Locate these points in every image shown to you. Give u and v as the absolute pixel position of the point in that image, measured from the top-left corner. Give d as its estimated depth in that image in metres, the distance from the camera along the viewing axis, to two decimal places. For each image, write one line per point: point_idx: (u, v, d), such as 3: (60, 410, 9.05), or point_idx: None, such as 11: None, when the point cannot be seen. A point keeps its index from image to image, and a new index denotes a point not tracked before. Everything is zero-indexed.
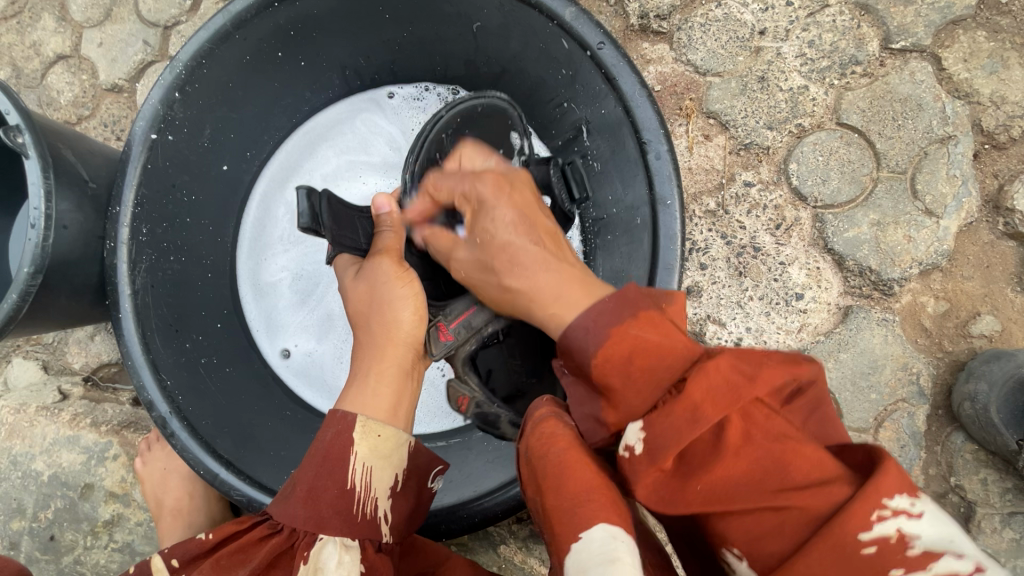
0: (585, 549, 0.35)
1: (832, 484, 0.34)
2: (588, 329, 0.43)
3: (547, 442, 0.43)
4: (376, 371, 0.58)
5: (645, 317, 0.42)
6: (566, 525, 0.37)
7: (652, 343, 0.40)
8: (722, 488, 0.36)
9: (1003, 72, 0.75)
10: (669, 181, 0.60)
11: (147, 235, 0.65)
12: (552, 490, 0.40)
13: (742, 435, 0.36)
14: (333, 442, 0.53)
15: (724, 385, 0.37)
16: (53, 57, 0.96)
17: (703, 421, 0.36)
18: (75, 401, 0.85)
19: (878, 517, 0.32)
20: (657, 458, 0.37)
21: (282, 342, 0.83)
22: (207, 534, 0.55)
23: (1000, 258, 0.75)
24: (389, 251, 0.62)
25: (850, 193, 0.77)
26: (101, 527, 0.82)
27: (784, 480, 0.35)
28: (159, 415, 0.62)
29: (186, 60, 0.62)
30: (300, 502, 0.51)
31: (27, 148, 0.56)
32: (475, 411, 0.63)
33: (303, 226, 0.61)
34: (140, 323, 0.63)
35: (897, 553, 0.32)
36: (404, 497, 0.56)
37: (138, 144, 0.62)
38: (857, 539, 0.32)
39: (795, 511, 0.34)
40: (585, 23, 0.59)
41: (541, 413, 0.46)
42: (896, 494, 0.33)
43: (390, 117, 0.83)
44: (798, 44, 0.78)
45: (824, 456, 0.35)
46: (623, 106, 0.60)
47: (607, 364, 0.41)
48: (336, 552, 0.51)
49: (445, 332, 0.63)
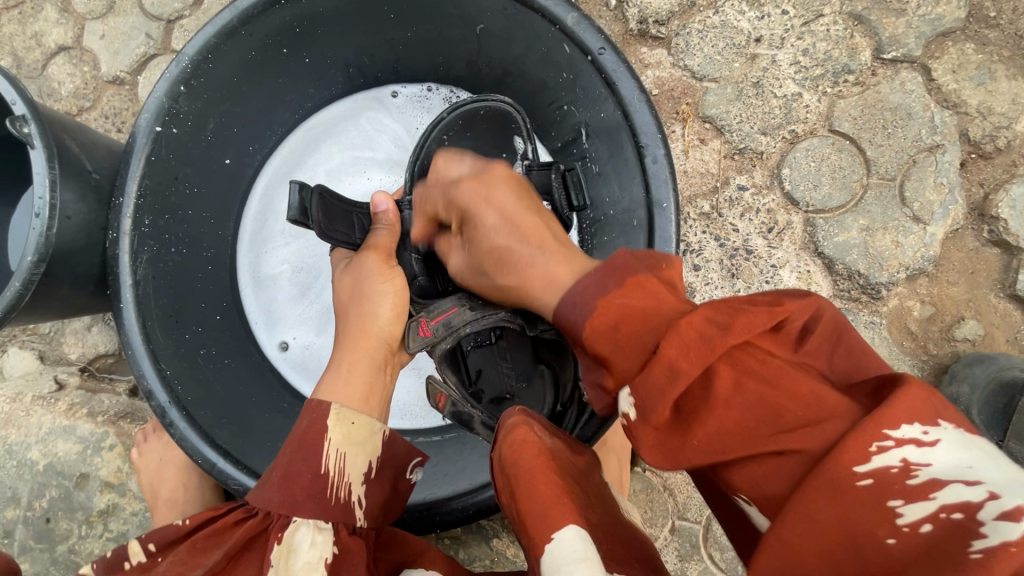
0: (557, 548, 0.36)
1: (828, 421, 0.33)
2: (577, 302, 0.45)
3: (518, 450, 0.43)
4: (348, 362, 0.60)
5: (632, 283, 0.43)
6: (537, 529, 0.38)
7: (637, 309, 0.41)
8: (719, 440, 0.36)
9: (990, 83, 0.77)
10: (666, 185, 0.61)
11: (149, 226, 0.66)
12: (523, 494, 0.41)
13: (732, 385, 0.36)
14: (308, 428, 0.54)
15: (700, 341, 0.36)
16: (55, 48, 0.96)
17: (684, 377, 0.36)
18: (71, 391, 0.85)
19: (877, 449, 0.31)
20: (649, 416, 0.38)
21: (280, 335, 0.84)
22: (184, 519, 0.53)
23: (985, 265, 0.77)
24: (379, 247, 0.65)
25: (840, 199, 0.79)
26: (95, 517, 0.82)
27: (775, 424, 0.34)
28: (158, 405, 0.63)
29: (193, 54, 0.62)
30: (275, 487, 0.52)
31: (32, 138, 0.57)
32: (451, 410, 0.63)
33: (293, 218, 0.60)
34: (141, 313, 0.64)
35: (897, 482, 0.31)
36: (378, 485, 0.57)
37: (142, 136, 0.63)
38: (852, 471, 0.31)
39: (792, 453, 0.33)
40: (587, 28, 0.60)
41: (511, 421, 0.47)
42: (904, 423, 0.31)
43: (394, 115, 0.85)
44: (792, 52, 0.80)
45: (823, 390, 0.34)
46: (622, 110, 0.61)
47: (594, 331, 0.43)
48: (309, 533, 0.50)
49: (426, 327, 0.64)
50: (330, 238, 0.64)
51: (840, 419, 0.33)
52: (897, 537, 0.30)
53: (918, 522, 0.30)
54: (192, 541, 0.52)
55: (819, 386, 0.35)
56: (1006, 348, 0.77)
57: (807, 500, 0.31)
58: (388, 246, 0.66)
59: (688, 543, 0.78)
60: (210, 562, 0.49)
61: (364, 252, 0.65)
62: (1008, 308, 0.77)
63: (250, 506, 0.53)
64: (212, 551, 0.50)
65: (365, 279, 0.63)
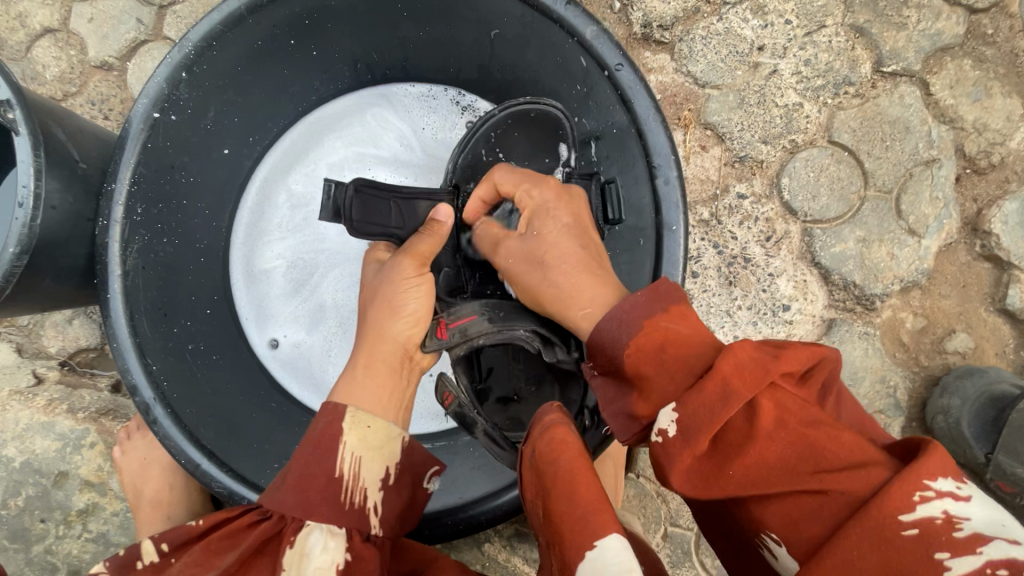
0: (598, 558, 0.35)
1: (871, 466, 0.36)
2: (621, 322, 0.46)
3: (557, 450, 0.42)
4: (364, 364, 0.58)
5: (677, 311, 0.46)
6: (579, 533, 0.36)
7: (683, 335, 0.43)
8: (760, 473, 0.37)
9: (986, 100, 0.78)
10: (676, 208, 0.61)
11: (142, 215, 0.64)
12: (560, 498, 0.39)
13: (774, 422, 0.38)
14: (325, 431, 0.52)
15: (753, 365, 0.39)
16: (40, 30, 0.93)
17: (734, 401, 0.38)
18: (50, 386, 0.82)
19: (921, 498, 0.34)
20: (691, 440, 0.38)
21: (271, 332, 0.82)
22: (198, 519, 0.51)
23: (976, 278, 0.78)
24: (415, 253, 0.62)
25: (838, 209, 0.79)
26: (74, 516, 0.79)
27: (817, 464, 0.37)
28: (143, 401, 0.61)
29: (197, 41, 0.61)
30: (289, 489, 0.50)
31: (17, 124, 0.54)
32: (456, 410, 0.60)
33: (327, 218, 0.64)
34: (129, 304, 0.62)
35: (941, 533, 0.33)
36: (396, 493, 0.54)
37: (138, 122, 0.61)
38: (899, 519, 0.33)
39: (833, 495, 0.36)
40: (605, 42, 0.60)
41: (549, 420, 0.46)
42: (940, 476, 0.34)
43: (399, 114, 0.83)
44: (794, 62, 0.80)
45: (862, 440, 0.37)
46: (636, 128, 0.61)
47: (639, 353, 0.44)
48: (321, 538, 0.49)
49: (443, 330, 0.60)
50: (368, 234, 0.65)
51: (881, 466, 0.36)
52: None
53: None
54: (206, 542, 0.49)
55: (854, 434, 0.38)
56: (994, 361, 0.78)
57: (854, 548, 0.33)
58: (425, 255, 0.62)
59: (679, 551, 0.78)
60: (224, 564, 0.47)
61: (401, 254, 0.62)
62: (997, 322, 0.78)
63: (264, 507, 0.51)
64: (226, 553, 0.48)
65: (388, 282, 0.60)
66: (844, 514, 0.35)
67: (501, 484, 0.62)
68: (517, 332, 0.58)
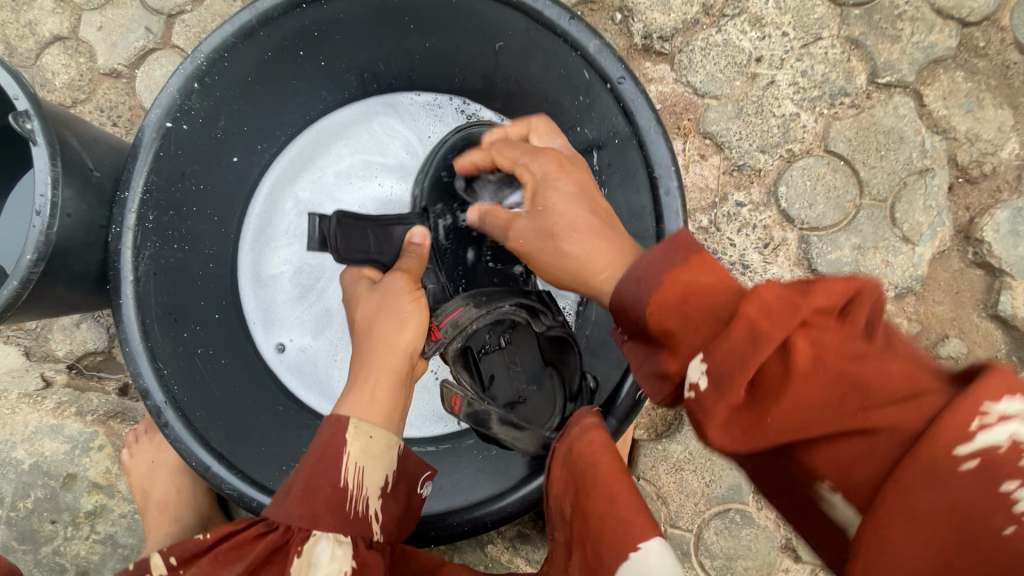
0: (642, 558, 0.40)
1: (923, 398, 0.35)
2: (640, 279, 0.44)
3: (595, 453, 0.48)
4: (371, 378, 0.57)
5: (697, 261, 0.44)
6: (621, 536, 0.42)
7: (705, 284, 0.42)
8: (805, 420, 0.37)
9: (978, 111, 0.80)
10: (677, 216, 0.62)
11: (153, 222, 0.65)
12: (601, 499, 0.45)
13: (814, 361, 0.36)
14: (327, 443, 0.53)
15: (781, 304, 0.36)
16: (50, 37, 0.94)
17: (766, 344, 0.36)
18: (58, 390, 0.83)
19: (981, 427, 0.32)
20: (726, 390, 0.37)
21: (278, 336, 0.83)
22: (205, 533, 0.52)
23: (969, 285, 0.80)
24: (410, 271, 0.66)
25: (834, 217, 0.81)
26: (82, 518, 0.80)
27: (864, 402, 0.36)
28: (154, 404, 0.62)
29: (209, 52, 0.62)
30: (294, 500, 0.51)
31: (35, 135, 0.55)
32: (467, 411, 0.61)
33: (314, 248, 0.69)
34: (140, 309, 0.63)
35: (1001, 459, 0.32)
36: (394, 500, 0.56)
37: (150, 131, 0.62)
38: (955, 452, 0.33)
39: (884, 434, 0.35)
40: (608, 56, 0.61)
41: (585, 422, 0.52)
42: (1004, 398, 0.32)
43: (405, 122, 0.85)
44: (791, 73, 0.82)
45: (910, 368, 0.36)
46: (638, 139, 0.63)
47: (661, 307, 0.42)
48: (328, 546, 0.49)
49: (436, 331, 0.63)
50: (352, 260, 0.69)
51: (933, 394, 0.35)
52: (1011, 524, 0.32)
53: None
54: (213, 555, 0.51)
55: (905, 364, 0.36)
56: None
57: (916, 490, 0.33)
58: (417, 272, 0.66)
59: (679, 552, 0.80)
60: None
61: (397, 273, 0.65)
62: (990, 328, 0.80)
63: (269, 519, 0.52)
64: (234, 565, 0.50)
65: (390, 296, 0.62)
66: (899, 452, 0.34)
67: (504, 486, 0.64)
68: (504, 308, 0.62)
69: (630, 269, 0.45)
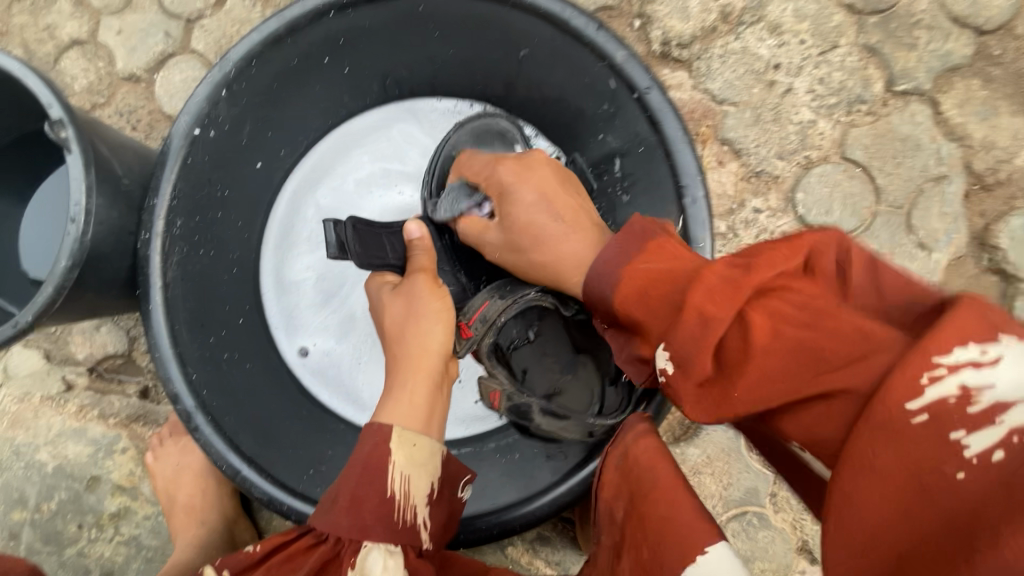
0: (710, 561, 0.40)
1: (873, 358, 0.36)
2: (604, 275, 0.50)
3: (653, 460, 0.48)
4: (409, 382, 0.58)
5: (653, 249, 0.49)
6: (684, 539, 0.42)
7: (661, 267, 0.47)
8: (764, 389, 0.39)
9: (993, 119, 0.81)
10: (704, 226, 0.63)
11: (180, 228, 0.66)
12: (663, 505, 0.44)
13: (769, 333, 0.39)
14: (372, 453, 0.53)
15: (722, 285, 0.41)
16: (69, 41, 0.95)
17: (713, 323, 0.39)
18: (80, 392, 0.84)
19: (931, 381, 0.33)
20: (689, 368, 0.41)
21: (301, 341, 0.83)
22: (255, 545, 0.53)
23: (983, 291, 0.81)
24: (426, 270, 0.67)
25: (851, 224, 0.82)
26: (106, 520, 0.81)
27: (819, 367, 0.37)
28: (184, 410, 0.63)
29: (237, 60, 0.63)
30: (343, 511, 0.52)
31: (69, 143, 0.56)
32: (508, 402, 0.65)
33: (334, 255, 0.66)
34: (170, 315, 0.64)
35: (955, 412, 0.32)
36: (440, 506, 0.57)
37: (179, 139, 0.63)
38: (905, 410, 0.33)
39: (839, 394, 0.37)
40: (635, 66, 0.63)
41: (638, 428, 0.51)
42: (954, 349, 0.33)
43: (425, 128, 0.85)
44: (809, 80, 0.83)
45: (866, 328, 0.37)
46: (665, 148, 0.64)
47: (627, 299, 0.48)
48: (380, 557, 0.51)
49: (467, 329, 0.66)
50: (370, 265, 0.69)
51: (884, 353, 0.36)
52: (965, 472, 0.32)
53: (986, 449, 0.32)
54: (267, 566, 0.51)
55: (861, 324, 0.37)
56: None
57: (865, 448, 0.34)
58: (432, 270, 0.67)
59: None
60: None
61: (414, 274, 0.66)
62: None
63: (319, 530, 0.53)
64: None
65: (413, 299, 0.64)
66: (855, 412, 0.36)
67: (532, 490, 0.65)
68: (529, 296, 0.64)
69: (588, 272, 0.52)
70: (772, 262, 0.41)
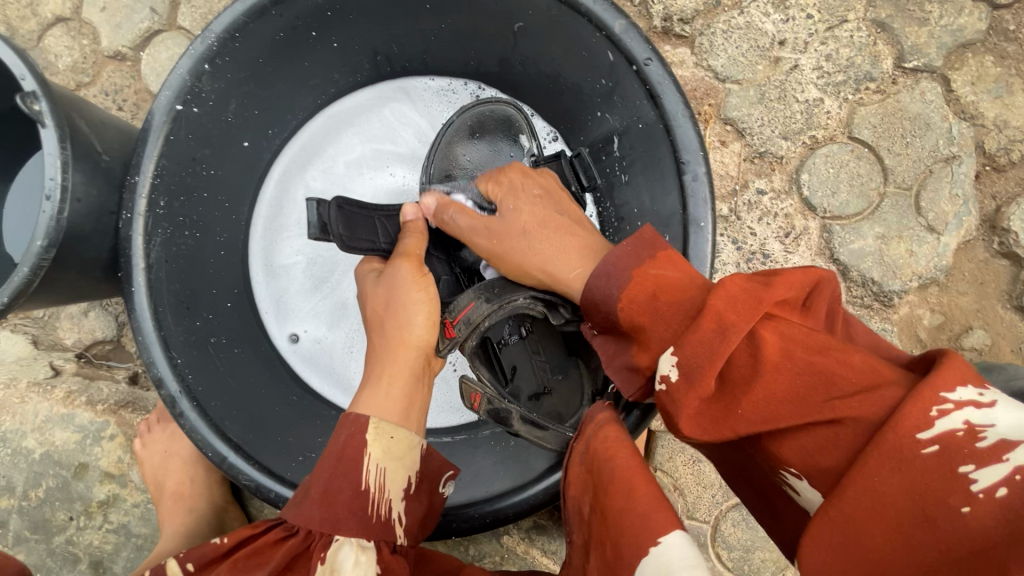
0: (665, 553, 0.35)
1: (883, 388, 0.35)
2: (610, 275, 0.48)
3: (611, 450, 0.44)
4: (388, 375, 0.57)
5: (665, 256, 0.48)
6: (637, 531, 0.37)
7: (670, 278, 0.45)
8: (770, 409, 0.36)
9: (1007, 97, 0.78)
10: (705, 204, 0.60)
11: (164, 208, 0.64)
12: (618, 496, 0.40)
13: (781, 353, 0.37)
14: (347, 444, 0.52)
15: (746, 295, 0.38)
16: (52, 18, 0.92)
17: (731, 334, 0.37)
18: (68, 378, 0.82)
19: (940, 413, 0.32)
20: (694, 381, 0.39)
21: (291, 327, 0.82)
22: (223, 537, 0.50)
23: (993, 275, 0.79)
24: (409, 256, 0.64)
25: (857, 206, 0.79)
26: (95, 507, 0.80)
27: (830, 392, 0.35)
28: (168, 394, 0.61)
29: (220, 32, 0.60)
30: (314, 503, 0.49)
31: (43, 116, 0.54)
32: (488, 408, 0.59)
33: (315, 235, 0.63)
34: (153, 298, 0.62)
35: (963, 446, 0.32)
36: (417, 500, 0.55)
37: (161, 114, 0.61)
38: (917, 439, 0.32)
39: (848, 422, 0.34)
40: (634, 37, 0.59)
41: (601, 418, 0.49)
42: (959, 385, 0.33)
43: (418, 107, 0.83)
44: (815, 57, 0.80)
45: (874, 361, 0.36)
46: (664, 123, 0.61)
47: (632, 303, 0.46)
48: (352, 553, 0.49)
49: (451, 329, 0.59)
50: (355, 248, 0.67)
51: (895, 384, 0.34)
52: (972, 506, 0.31)
53: (991, 486, 0.31)
54: (234, 559, 0.49)
55: (868, 357, 0.36)
56: (1011, 358, 0.78)
57: (871, 475, 0.33)
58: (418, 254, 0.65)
59: (695, 543, 0.79)
60: None
61: (398, 260, 0.63)
62: (1013, 319, 0.79)
63: (290, 524, 0.50)
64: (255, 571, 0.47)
65: (396, 288, 0.61)
66: (863, 439, 0.34)
67: (525, 478, 0.63)
68: (518, 303, 0.57)
69: (591, 273, 0.50)
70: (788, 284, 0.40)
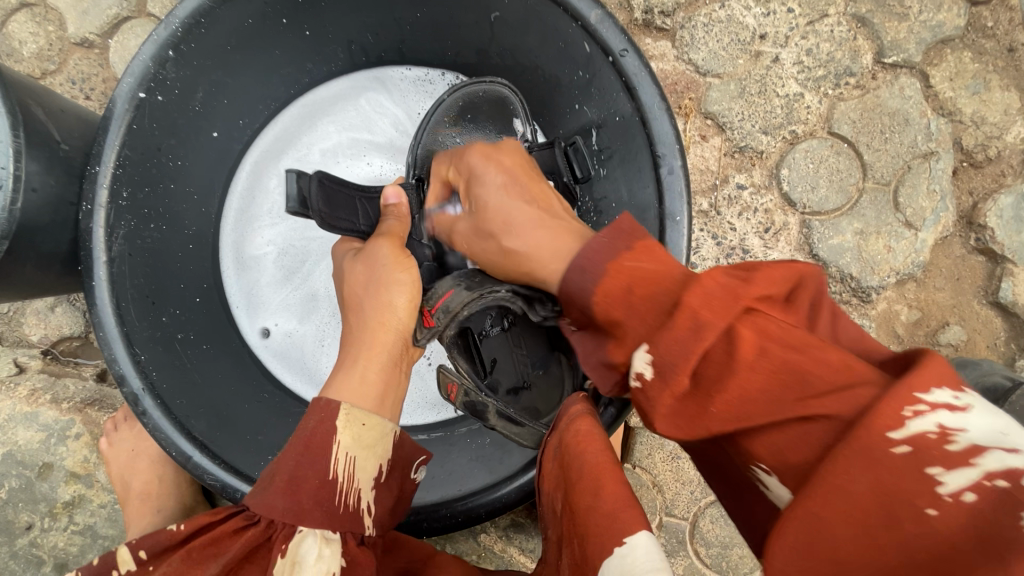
0: (629, 554, 0.34)
1: (859, 387, 0.32)
2: (586, 270, 0.46)
3: (581, 444, 0.43)
4: (365, 358, 0.55)
5: (642, 246, 0.45)
6: (607, 530, 0.36)
7: (648, 270, 0.42)
8: (745, 407, 0.35)
9: (984, 93, 0.79)
10: (680, 197, 0.60)
11: (127, 199, 0.61)
12: (587, 493, 0.39)
13: (757, 349, 0.35)
14: (315, 431, 0.49)
15: (720, 293, 0.37)
16: (16, 3, 0.88)
17: (705, 332, 0.36)
18: (32, 375, 0.80)
19: (914, 414, 0.30)
20: (669, 380, 0.37)
21: (262, 321, 0.80)
22: (178, 525, 0.47)
23: (970, 271, 0.79)
24: (393, 235, 0.63)
25: (837, 201, 0.79)
26: (60, 508, 0.78)
27: (802, 389, 0.34)
28: (131, 392, 0.58)
29: (185, 17, 0.58)
30: (279, 491, 0.47)
31: None
32: (464, 399, 0.58)
33: (293, 209, 0.60)
34: (115, 292, 0.59)
35: (934, 448, 0.30)
36: (387, 489, 0.54)
37: (123, 102, 0.58)
38: (887, 439, 0.30)
39: (821, 420, 0.32)
40: (610, 27, 0.58)
41: (574, 412, 0.48)
42: (935, 387, 0.31)
43: (395, 98, 0.81)
44: (796, 51, 0.79)
45: (849, 359, 0.34)
46: (640, 115, 0.60)
47: (608, 298, 0.43)
48: (315, 545, 0.46)
49: (429, 317, 0.58)
50: (335, 227, 0.65)
51: (871, 383, 0.32)
52: (938, 509, 0.29)
53: (961, 489, 0.29)
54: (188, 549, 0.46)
55: (844, 355, 0.34)
56: (986, 353, 0.79)
57: (839, 474, 0.31)
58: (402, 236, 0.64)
59: (674, 539, 0.79)
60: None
61: (380, 239, 0.62)
62: (989, 315, 0.79)
63: (250, 513, 0.48)
64: (210, 564, 0.45)
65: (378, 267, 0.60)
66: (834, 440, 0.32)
67: (498, 476, 0.62)
68: (497, 294, 0.56)
69: (567, 266, 0.48)
70: (769, 279, 0.38)
